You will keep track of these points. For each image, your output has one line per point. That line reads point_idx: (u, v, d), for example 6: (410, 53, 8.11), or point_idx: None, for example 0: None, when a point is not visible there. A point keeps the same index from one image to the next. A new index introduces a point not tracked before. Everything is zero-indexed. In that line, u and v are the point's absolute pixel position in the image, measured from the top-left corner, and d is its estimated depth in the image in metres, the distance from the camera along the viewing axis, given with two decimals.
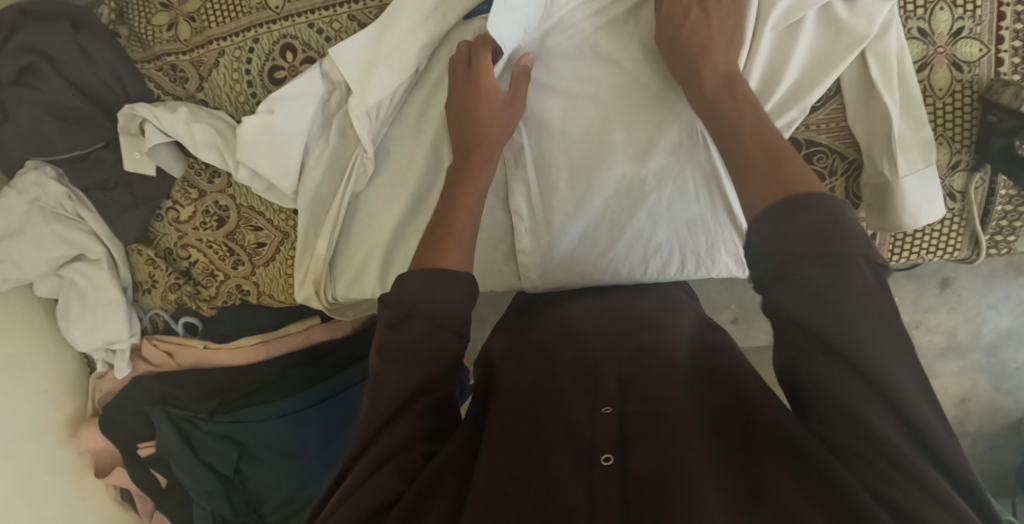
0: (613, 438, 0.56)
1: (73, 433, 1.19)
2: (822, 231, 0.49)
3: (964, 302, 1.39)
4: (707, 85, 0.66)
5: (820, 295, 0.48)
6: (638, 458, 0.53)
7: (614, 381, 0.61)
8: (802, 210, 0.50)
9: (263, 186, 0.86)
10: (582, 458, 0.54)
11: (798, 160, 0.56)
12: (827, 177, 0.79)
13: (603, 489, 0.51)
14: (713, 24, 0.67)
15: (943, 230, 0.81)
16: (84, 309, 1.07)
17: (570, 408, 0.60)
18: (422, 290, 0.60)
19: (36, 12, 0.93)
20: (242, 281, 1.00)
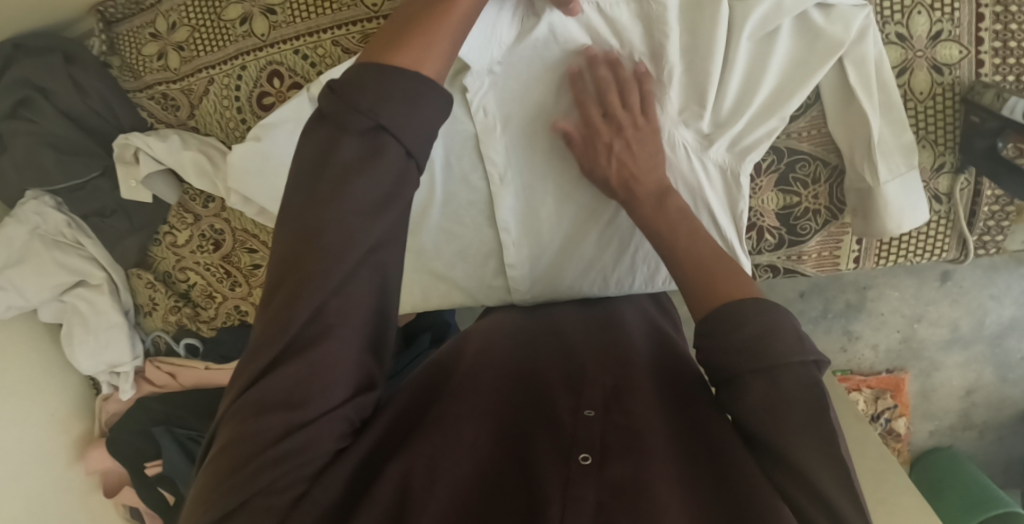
0: (593, 439, 0.51)
1: (82, 454, 1.21)
2: (759, 340, 0.49)
3: (966, 294, 1.55)
4: (644, 211, 0.65)
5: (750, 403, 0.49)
6: (616, 465, 0.49)
7: (600, 385, 0.57)
8: (740, 321, 0.51)
9: (255, 211, 0.88)
10: (560, 456, 0.49)
11: (733, 276, 0.56)
12: (811, 184, 0.79)
13: (578, 490, 0.46)
14: (634, 149, 0.68)
15: (930, 232, 0.81)
16: (87, 334, 1.09)
17: (551, 402, 0.54)
18: (385, 86, 0.44)
19: (30, 47, 0.92)
20: (240, 302, 1.01)
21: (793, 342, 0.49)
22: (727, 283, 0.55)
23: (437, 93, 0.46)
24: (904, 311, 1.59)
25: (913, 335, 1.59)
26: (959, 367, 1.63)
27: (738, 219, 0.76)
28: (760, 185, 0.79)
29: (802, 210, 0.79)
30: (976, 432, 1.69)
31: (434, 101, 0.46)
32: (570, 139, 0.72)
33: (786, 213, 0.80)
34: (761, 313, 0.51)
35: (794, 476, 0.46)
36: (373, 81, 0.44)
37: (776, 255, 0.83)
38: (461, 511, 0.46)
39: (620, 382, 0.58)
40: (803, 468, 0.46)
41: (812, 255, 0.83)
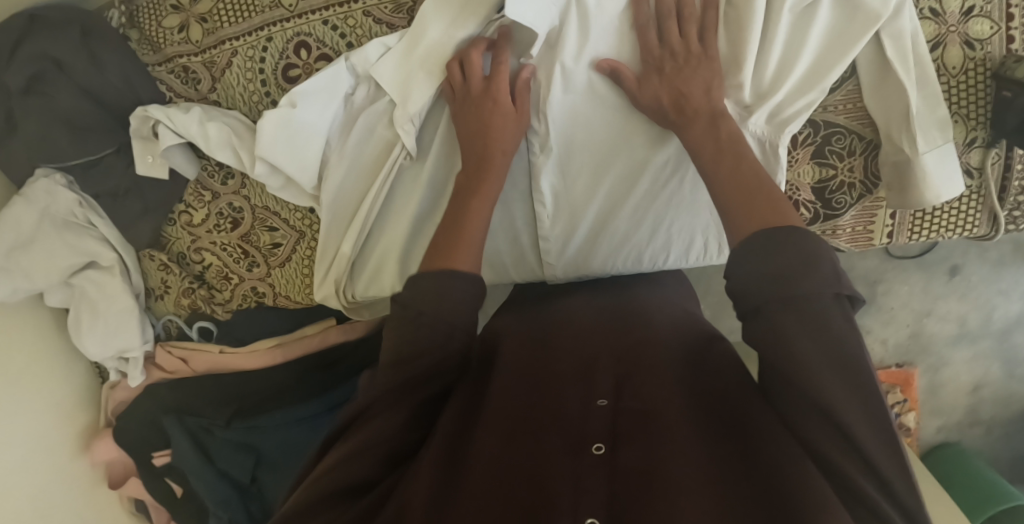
0: (604, 430, 0.56)
1: (86, 445, 1.17)
2: (800, 264, 0.51)
3: (974, 288, 1.56)
4: (695, 131, 0.68)
5: (786, 334, 0.50)
6: (627, 450, 0.54)
7: (611, 376, 0.62)
8: (778, 246, 0.53)
9: (280, 182, 0.87)
10: (574, 450, 0.55)
11: (773, 194, 0.59)
12: (846, 157, 0.78)
13: (589, 479, 0.52)
14: (687, 71, 0.71)
15: (960, 207, 0.81)
16: (95, 319, 1.06)
17: (566, 400, 0.60)
18: (431, 293, 0.64)
19: (44, 18, 0.92)
20: (257, 283, 0.99)
21: (828, 276, 0.50)
22: (768, 198, 0.58)
23: (474, 281, 0.66)
24: (913, 306, 1.59)
25: (921, 329, 1.59)
26: (966, 363, 1.63)
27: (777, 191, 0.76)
28: (797, 158, 0.79)
29: (837, 183, 0.79)
30: (982, 428, 1.69)
31: (471, 288, 0.66)
32: (618, 71, 0.74)
33: (821, 186, 0.80)
34: (787, 237, 0.53)
35: (823, 417, 0.48)
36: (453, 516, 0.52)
37: (813, 230, 0.82)
38: (491, 496, 0.52)
39: (634, 370, 0.63)
40: (845, 417, 0.47)
41: (846, 229, 0.82)
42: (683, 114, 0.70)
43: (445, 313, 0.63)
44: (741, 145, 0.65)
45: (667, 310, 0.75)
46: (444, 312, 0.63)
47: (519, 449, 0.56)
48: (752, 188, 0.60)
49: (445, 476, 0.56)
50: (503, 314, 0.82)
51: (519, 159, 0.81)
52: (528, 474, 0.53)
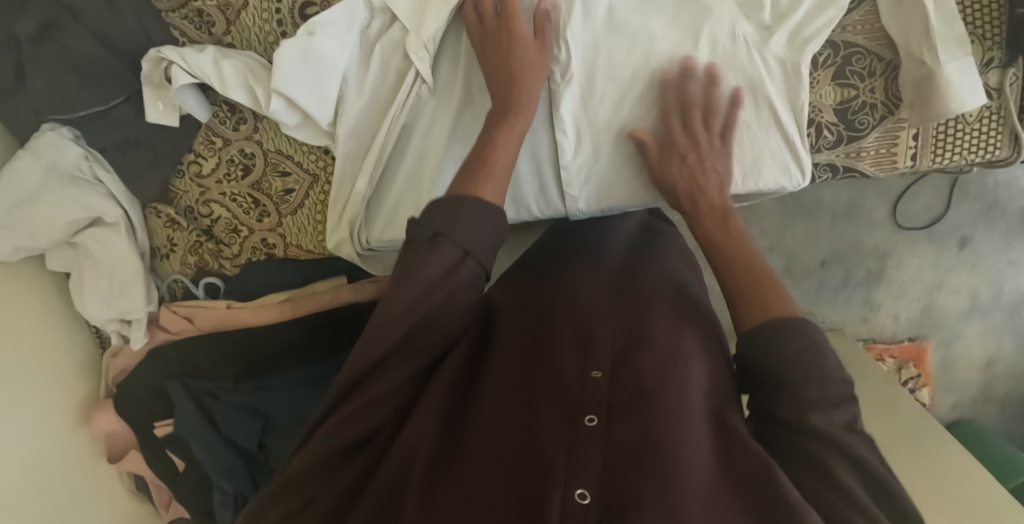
0: (599, 404, 0.61)
1: (86, 417, 1.12)
2: (807, 354, 0.59)
3: (984, 261, 1.56)
4: (709, 223, 0.72)
5: (785, 377, 0.60)
6: (620, 426, 0.59)
7: (608, 350, 0.67)
8: (787, 338, 0.60)
9: (297, 116, 0.85)
10: (569, 421, 0.60)
11: (778, 288, 0.65)
12: (867, 78, 0.77)
13: (584, 450, 0.57)
14: (707, 164, 0.74)
15: (982, 128, 0.81)
16: (100, 277, 1.03)
17: (564, 370, 0.65)
18: (450, 214, 0.61)
19: None
20: (268, 234, 0.97)
21: (831, 364, 0.59)
22: (773, 289, 0.65)
23: (495, 214, 0.63)
24: (924, 280, 1.58)
25: (932, 303, 1.58)
26: (979, 337, 1.61)
27: (798, 113, 0.77)
28: (818, 79, 0.78)
29: (858, 104, 0.78)
30: (997, 405, 1.66)
31: (492, 218, 0.63)
32: (645, 148, 0.77)
33: (843, 108, 0.79)
34: (785, 332, 0.61)
35: (826, 443, 0.56)
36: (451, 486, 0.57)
37: (834, 154, 0.82)
38: (491, 460, 0.58)
39: (630, 347, 0.67)
40: (843, 447, 0.55)
41: (871, 152, 0.82)
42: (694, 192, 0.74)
43: (467, 238, 0.61)
44: (732, 235, 0.71)
45: (664, 272, 0.80)
46: (467, 238, 0.61)
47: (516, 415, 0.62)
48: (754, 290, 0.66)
49: (448, 445, 0.61)
50: (509, 278, 0.84)
51: (540, 87, 0.78)
52: (525, 442, 0.59)
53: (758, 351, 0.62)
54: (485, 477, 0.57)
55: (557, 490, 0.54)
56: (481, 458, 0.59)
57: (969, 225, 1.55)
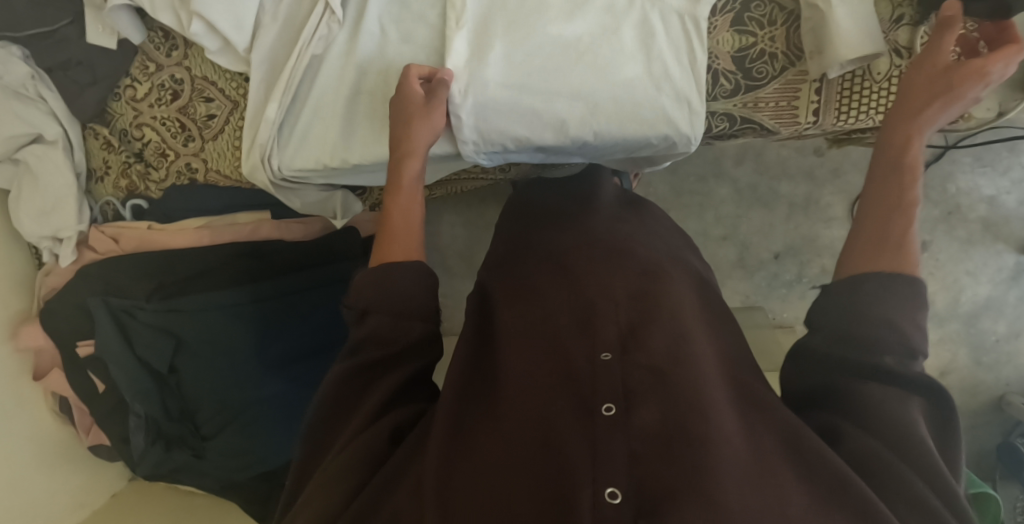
0: (615, 388, 0.62)
1: (15, 332, 1.14)
2: (886, 328, 0.60)
3: (942, 267, 1.54)
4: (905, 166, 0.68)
5: (860, 375, 0.60)
6: (639, 409, 0.60)
7: (613, 328, 0.68)
8: (873, 302, 0.61)
9: (217, 42, 0.87)
10: (586, 412, 0.60)
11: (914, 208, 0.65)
12: (766, 26, 0.76)
13: (608, 441, 0.57)
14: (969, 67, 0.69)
15: (892, 89, 0.77)
16: (36, 192, 1.06)
17: (571, 356, 0.66)
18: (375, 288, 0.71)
19: None
20: (192, 160, 1.01)
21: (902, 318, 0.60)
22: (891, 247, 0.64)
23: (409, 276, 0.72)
24: None
25: None
26: (933, 346, 1.58)
27: (699, 79, 0.77)
28: (715, 26, 0.77)
29: (757, 52, 0.77)
30: None
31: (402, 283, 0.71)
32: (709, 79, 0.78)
33: (741, 56, 0.78)
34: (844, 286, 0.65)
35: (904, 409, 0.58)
36: (475, 487, 0.58)
37: (733, 103, 0.80)
38: (514, 455, 0.59)
39: (633, 326, 0.68)
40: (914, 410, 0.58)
41: (769, 104, 0.80)
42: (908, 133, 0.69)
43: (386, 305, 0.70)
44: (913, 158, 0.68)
45: (656, 245, 0.84)
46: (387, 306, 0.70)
47: (530, 410, 0.62)
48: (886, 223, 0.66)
49: (469, 434, 0.63)
50: (492, 262, 0.89)
51: (442, 24, 0.83)
52: (540, 439, 0.59)
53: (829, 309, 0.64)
54: (515, 476, 0.57)
55: (586, 486, 0.54)
56: (500, 455, 0.60)
57: (926, 230, 1.53)
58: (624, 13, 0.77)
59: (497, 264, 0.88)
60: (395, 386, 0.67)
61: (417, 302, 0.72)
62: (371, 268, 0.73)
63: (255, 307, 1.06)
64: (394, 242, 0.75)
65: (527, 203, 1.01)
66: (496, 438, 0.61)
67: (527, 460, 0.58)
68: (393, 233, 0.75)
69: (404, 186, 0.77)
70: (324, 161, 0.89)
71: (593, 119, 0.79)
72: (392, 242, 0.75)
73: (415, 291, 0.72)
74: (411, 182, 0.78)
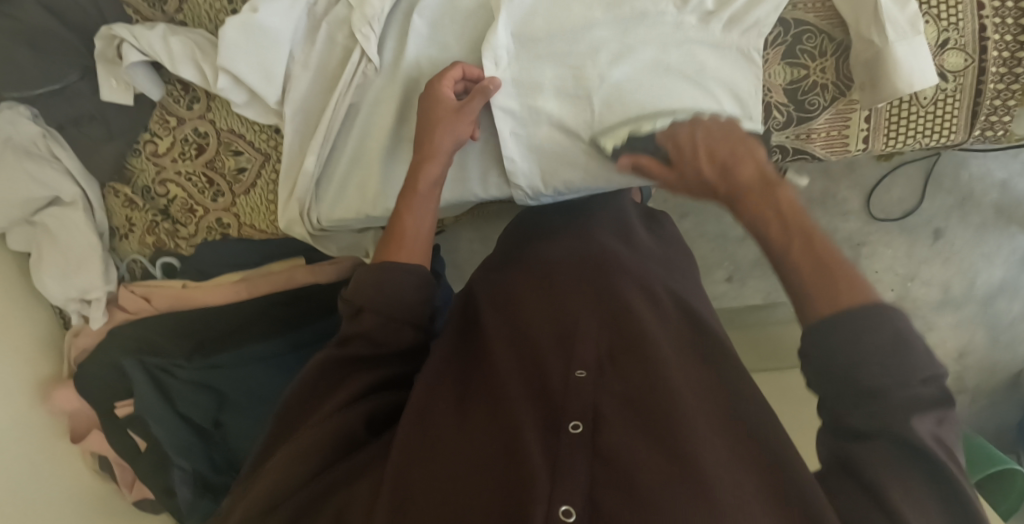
0: (586, 407, 0.61)
1: (45, 396, 1.11)
2: (893, 347, 0.51)
3: (957, 253, 1.56)
4: (751, 201, 0.62)
5: (872, 452, 0.51)
6: (606, 430, 0.59)
7: (592, 347, 0.67)
8: (875, 326, 0.51)
9: (245, 96, 0.84)
10: (551, 429, 0.60)
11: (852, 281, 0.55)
12: (817, 58, 0.75)
13: (568, 460, 0.57)
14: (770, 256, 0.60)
15: (935, 112, 0.79)
16: (58, 255, 1.03)
17: (548, 371, 0.65)
18: (371, 285, 0.69)
19: None
20: (223, 214, 0.99)
21: (912, 361, 0.51)
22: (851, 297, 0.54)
23: (422, 273, 0.72)
24: (896, 270, 1.58)
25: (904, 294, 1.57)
26: (951, 329, 1.61)
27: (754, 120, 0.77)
28: (767, 59, 0.76)
29: (809, 84, 0.76)
30: (967, 397, 1.65)
31: (416, 279, 0.71)
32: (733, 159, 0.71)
33: (793, 89, 0.77)
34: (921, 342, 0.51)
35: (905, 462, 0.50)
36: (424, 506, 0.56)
37: (785, 135, 0.80)
38: (469, 469, 0.58)
39: (615, 346, 0.67)
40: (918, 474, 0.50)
41: (820, 134, 0.80)
42: (732, 181, 0.63)
43: (384, 304, 0.68)
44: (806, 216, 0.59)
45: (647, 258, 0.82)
46: (385, 304, 0.68)
47: (500, 420, 0.62)
48: (812, 250, 0.57)
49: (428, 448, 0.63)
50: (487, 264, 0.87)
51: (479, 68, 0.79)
52: (502, 454, 0.59)
53: (813, 349, 0.54)
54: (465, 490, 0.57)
55: (539, 503, 0.53)
56: (459, 468, 0.59)
57: (941, 218, 1.54)
58: (676, 52, 0.75)
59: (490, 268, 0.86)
60: (372, 381, 0.67)
61: (406, 307, 0.70)
62: (367, 267, 0.71)
63: (295, 355, 1.07)
64: (401, 240, 0.74)
65: (536, 209, 0.94)
66: (466, 447, 0.61)
67: (490, 473, 0.58)
68: (405, 233, 0.74)
69: (420, 190, 0.76)
70: (366, 212, 0.87)
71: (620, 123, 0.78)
72: (399, 243, 0.73)
73: (405, 296, 0.69)
74: (429, 187, 0.77)
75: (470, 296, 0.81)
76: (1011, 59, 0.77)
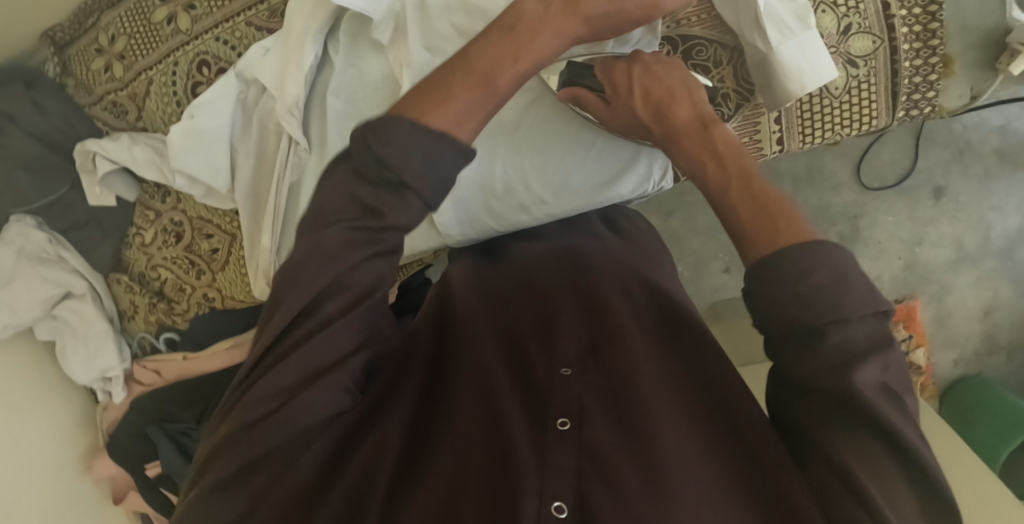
0: (571, 403, 0.56)
1: (88, 466, 1.24)
2: (834, 288, 0.47)
3: (964, 208, 1.50)
4: (685, 142, 0.62)
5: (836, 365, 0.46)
6: (594, 426, 0.54)
7: (575, 341, 0.62)
8: (809, 269, 0.48)
9: (203, 191, 0.94)
10: (537, 424, 0.55)
11: (771, 205, 0.53)
12: (713, 69, 0.76)
13: (554, 455, 0.52)
14: (708, 138, 0.61)
15: (852, 99, 0.78)
16: (77, 342, 1.13)
17: (531, 365, 0.60)
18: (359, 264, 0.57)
19: (39, 82, 1.04)
20: (207, 289, 1.06)
21: (864, 291, 0.47)
22: (777, 218, 0.52)
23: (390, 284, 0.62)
24: (902, 235, 1.52)
25: (913, 259, 1.51)
26: (972, 287, 1.54)
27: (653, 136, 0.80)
28: None
29: (708, 96, 0.77)
30: (1003, 355, 1.56)
31: None
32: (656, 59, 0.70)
33: None
34: (864, 279, 0.48)
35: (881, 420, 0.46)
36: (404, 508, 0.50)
37: None
38: (447, 467, 0.52)
39: (603, 339, 0.63)
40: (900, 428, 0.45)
41: (731, 142, 0.80)
42: (669, 123, 0.64)
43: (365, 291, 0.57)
44: (736, 148, 0.60)
45: (615, 248, 0.77)
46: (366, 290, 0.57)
47: (481, 410, 0.56)
48: (744, 186, 0.56)
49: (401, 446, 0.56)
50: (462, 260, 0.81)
51: None
52: (485, 445, 0.53)
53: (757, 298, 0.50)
54: (436, 490, 0.51)
55: (529, 497, 0.49)
56: (436, 465, 0.53)
57: (940, 174, 1.49)
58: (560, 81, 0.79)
59: (476, 263, 0.80)
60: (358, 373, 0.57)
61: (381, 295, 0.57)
62: None
63: None
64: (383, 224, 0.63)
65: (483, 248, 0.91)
66: (450, 436, 0.55)
67: (475, 465, 0.52)
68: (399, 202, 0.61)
69: None
70: None
71: (529, 160, 0.83)
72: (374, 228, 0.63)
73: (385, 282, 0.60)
74: None
75: (443, 283, 0.75)
76: (925, 31, 0.76)
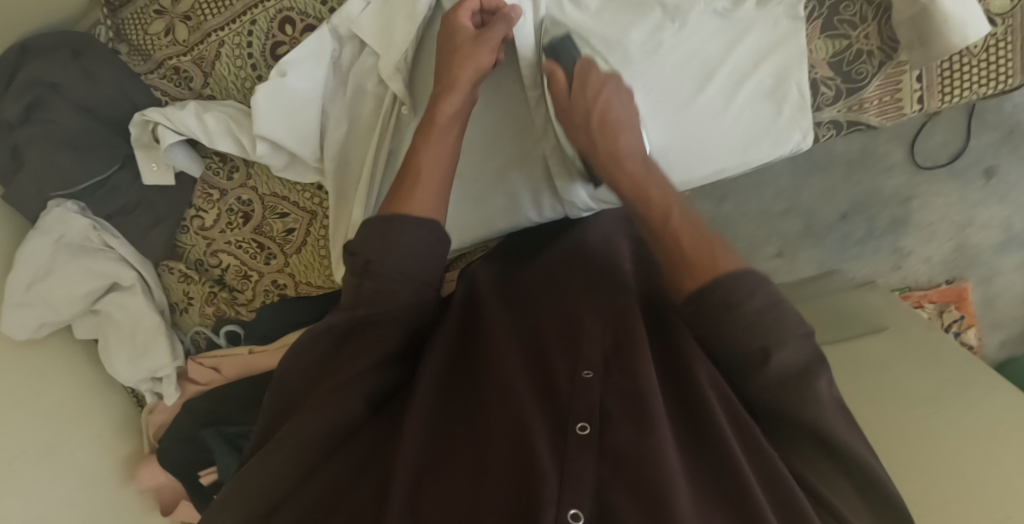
0: (591, 409, 0.55)
1: (132, 474, 1.15)
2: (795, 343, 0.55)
3: (1013, 188, 1.44)
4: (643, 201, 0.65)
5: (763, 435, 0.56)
6: (615, 433, 0.54)
7: (599, 343, 0.61)
8: (770, 327, 0.54)
9: (285, 159, 0.86)
10: (557, 430, 0.54)
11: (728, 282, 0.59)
12: (859, 25, 0.76)
13: (574, 464, 0.52)
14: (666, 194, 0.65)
15: (990, 58, 0.78)
16: (124, 340, 1.04)
17: (552, 369, 0.60)
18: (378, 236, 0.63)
19: (88, 52, 0.91)
20: (277, 276, 1.00)
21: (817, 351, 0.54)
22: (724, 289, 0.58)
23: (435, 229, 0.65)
24: (951, 217, 1.47)
25: (964, 242, 1.46)
26: (1019, 269, 1.49)
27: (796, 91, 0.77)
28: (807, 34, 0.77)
29: (854, 52, 0.77)
30: None
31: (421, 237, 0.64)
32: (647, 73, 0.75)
33: (837, 60, 0.78)
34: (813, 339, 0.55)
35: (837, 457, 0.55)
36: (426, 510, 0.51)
37: (837, 109, 0.81)
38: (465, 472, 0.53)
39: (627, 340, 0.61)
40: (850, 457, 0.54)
41: (873, 102, 0.81)
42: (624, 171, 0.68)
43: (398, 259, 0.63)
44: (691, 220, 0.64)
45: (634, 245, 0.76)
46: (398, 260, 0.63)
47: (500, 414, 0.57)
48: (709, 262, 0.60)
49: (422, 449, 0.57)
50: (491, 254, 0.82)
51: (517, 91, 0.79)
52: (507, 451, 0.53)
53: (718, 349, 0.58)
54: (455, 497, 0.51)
55: (549, 507, 0.48)
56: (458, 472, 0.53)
57: (991, 155, 1.42)
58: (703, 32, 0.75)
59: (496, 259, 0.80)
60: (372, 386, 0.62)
61: (415, 261, 0.64)
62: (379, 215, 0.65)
63: None
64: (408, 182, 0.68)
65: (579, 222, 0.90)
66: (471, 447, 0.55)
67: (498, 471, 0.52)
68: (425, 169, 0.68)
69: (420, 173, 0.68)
70: None
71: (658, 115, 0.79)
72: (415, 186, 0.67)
73: (418, 247, 0.64)
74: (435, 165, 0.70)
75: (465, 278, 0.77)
76: None
